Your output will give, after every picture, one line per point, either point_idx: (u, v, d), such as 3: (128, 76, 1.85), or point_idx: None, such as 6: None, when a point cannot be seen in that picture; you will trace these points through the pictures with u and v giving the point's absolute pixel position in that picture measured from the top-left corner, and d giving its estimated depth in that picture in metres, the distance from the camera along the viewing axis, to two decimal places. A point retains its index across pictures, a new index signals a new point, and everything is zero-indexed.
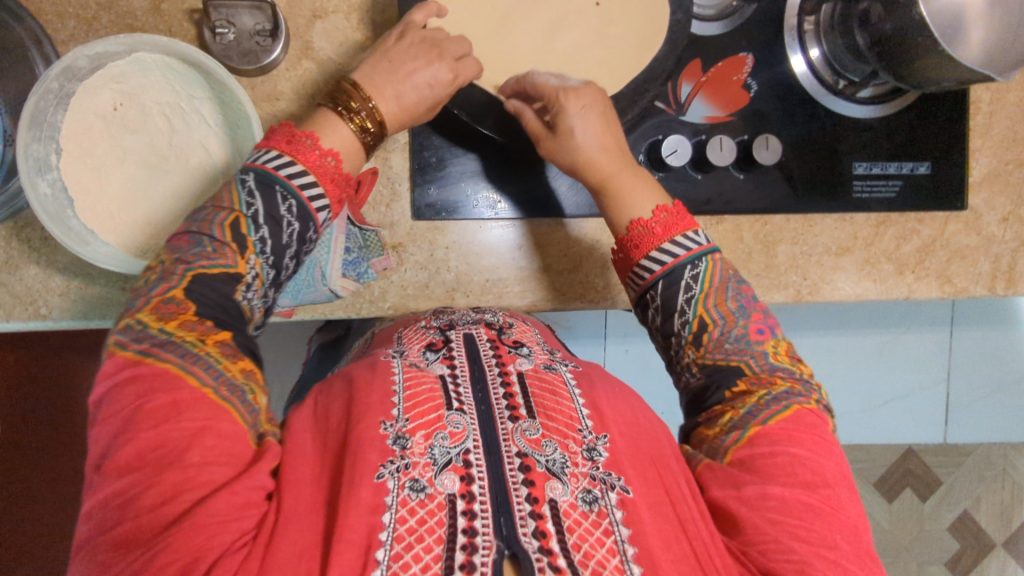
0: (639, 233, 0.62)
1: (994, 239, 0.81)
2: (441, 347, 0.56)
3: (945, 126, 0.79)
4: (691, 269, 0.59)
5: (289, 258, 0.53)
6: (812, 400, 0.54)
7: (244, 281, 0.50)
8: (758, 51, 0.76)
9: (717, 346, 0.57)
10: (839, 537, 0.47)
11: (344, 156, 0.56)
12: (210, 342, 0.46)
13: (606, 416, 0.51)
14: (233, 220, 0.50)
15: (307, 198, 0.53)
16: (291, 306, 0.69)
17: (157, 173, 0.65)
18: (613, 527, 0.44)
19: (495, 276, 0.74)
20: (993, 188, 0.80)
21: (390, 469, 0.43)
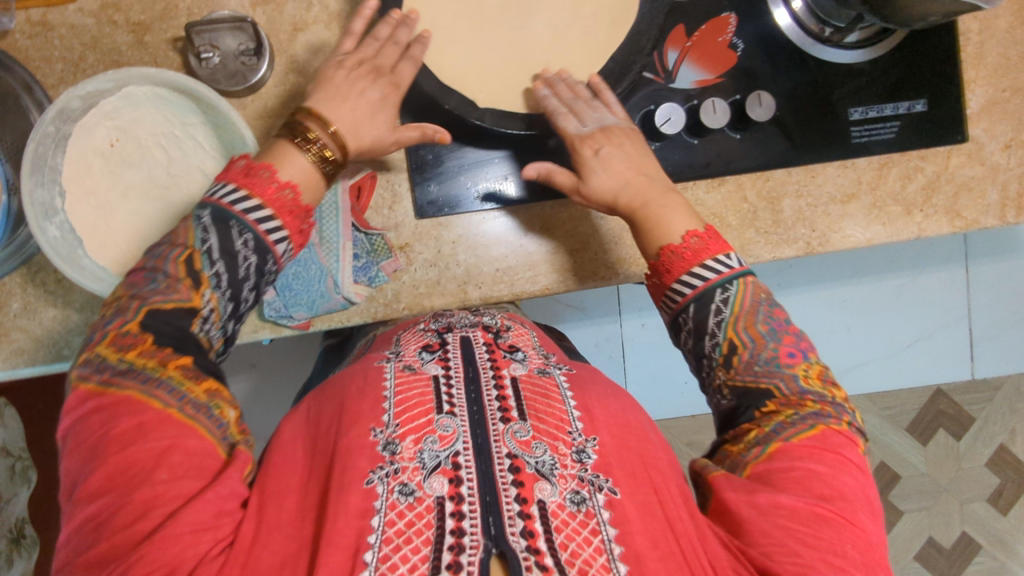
0: (670, 258, 0.62)
1: (998, 168, 0.80)
2: (436, 348, 0.57)
3: (937, 60, 0.78)
4: (722, 292, 0.59)
5: (249, 289, 0.54)
6: (841, 422, 0.54)
7: (199, 314, 0.52)
8: (740, 10, 0.75)
9: (747, 368, 0.57)
10: (849, 547, 0.48)
11: (304, 187, 0.57)
12: (171, 366, 0.48)
13: (597, 418, 0.53)
14: (187, 256, 0.52)
15: (263, 232, 0.54)
16: (306, 317, 0.70)
17: (161, 204, 0.66)
18: (600, 526, 0.46)
19: (505, 266, 0.74)
20: (993, 117, 0.80)
21: (379, 476, 0.46)
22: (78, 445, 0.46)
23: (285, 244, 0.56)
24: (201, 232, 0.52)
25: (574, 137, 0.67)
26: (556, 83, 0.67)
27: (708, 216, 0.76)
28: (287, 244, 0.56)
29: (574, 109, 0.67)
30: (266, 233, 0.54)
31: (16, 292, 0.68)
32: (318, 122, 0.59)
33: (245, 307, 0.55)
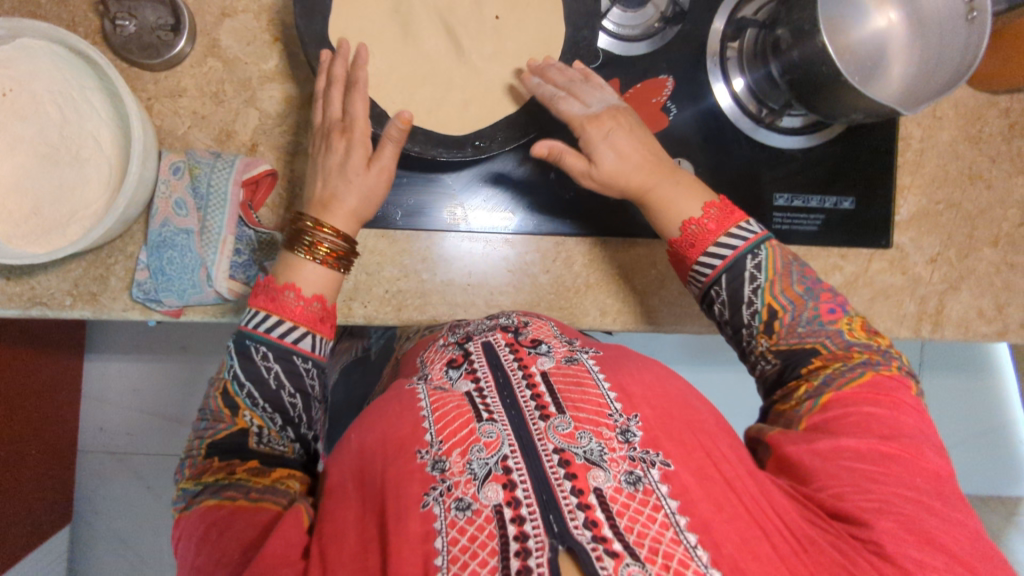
0: (694, 232, 0.59)
1: (921, 280, 0.78)
2: (462, 362, 0.53)
3: (871, 160, 0.77)
4: (753, 259, 0.56)
5: (290, 397, 0.55)
6: (892, 367, 0.53)
7: (253, 430, 0.54)
8: (680, 75, 0.75)
9: (792, 332, 0.55)
10: (918, 479, 0.46)
11: (305, 284, 0.56)
12: (238, 471, 0.51)
13: (634, 395, 0.48)
14: (222, 387, 0.55)
15: (277, 338, 0.54)
16: (178, 306, 0.67)
17: (48, 164, 0.63)
18: (661, 501, 0.42)
19: (396, 288, 0.73)
20: (921, 228, 0.79)
21: (433, 497, 0.42)
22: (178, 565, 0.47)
23: (311, 337, 0.56)
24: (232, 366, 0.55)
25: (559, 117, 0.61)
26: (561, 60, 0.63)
27: (612, 273, 0.75)
28: (313, 336, 0.56)
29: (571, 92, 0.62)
30: (280, 337, 0.55)
31: None
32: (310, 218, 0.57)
33: (297, 412, 0.55)
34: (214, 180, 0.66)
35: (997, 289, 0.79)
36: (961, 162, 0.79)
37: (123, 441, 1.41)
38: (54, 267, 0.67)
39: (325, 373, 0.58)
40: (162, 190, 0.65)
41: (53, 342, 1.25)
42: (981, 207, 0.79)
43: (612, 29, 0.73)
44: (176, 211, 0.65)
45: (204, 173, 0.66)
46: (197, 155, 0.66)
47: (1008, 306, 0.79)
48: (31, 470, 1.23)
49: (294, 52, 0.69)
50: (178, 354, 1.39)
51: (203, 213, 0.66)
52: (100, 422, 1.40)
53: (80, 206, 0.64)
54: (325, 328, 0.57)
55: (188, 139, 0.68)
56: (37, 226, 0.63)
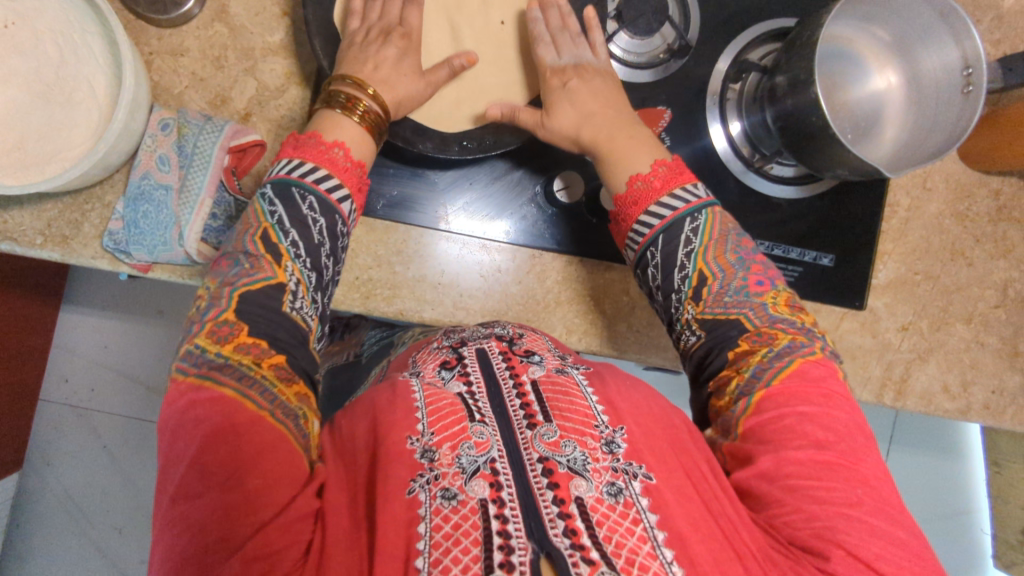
0: (638, 188, 0.59)
1: (889, 346, 0.78)
2: (455, 365, 0.52)
3: (856, 221, 0.78)
4: (691, 222, 0.57)
5: (325, 257, 0.54)
6: (816, 349, 0.55)
7: (289, 290, 0.51)
8: (677, 108, 0.76)
9: (720, 299, 0.56)
10: (861, 492, 0.47)
11: (354, 144, 0.56)
12: (264, 365, 0.48)
13: (621, 409, 0.49)
14: (261, 233, 0.52)
15: (325, 191, 0.54)
16: (147, 261, 0.67)
17: (39, 101, 0.64)
18: (641, 515, 0.42)
19: (367, 276, 0.72)
20: (897, 294, 0.79)
21: (420, 484, 0.43)
22: (178, 446, 0.44)
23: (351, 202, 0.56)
24: (272, 211, 0.52)
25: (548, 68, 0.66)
26: (549, 8, 0.67)
27: (583, 293, 0.76)
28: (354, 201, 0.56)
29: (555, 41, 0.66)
30: (329, 192, 0.54)
31: None
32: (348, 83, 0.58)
33: (326, 276, 0.55)
34: (200, 141, 0.65)
35: (964, 367, 0.79)
36: (945, 236, 0.80)
37: (86, 397, 1.40)
38: (29, 203, 0.67)
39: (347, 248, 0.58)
40: (148, 144, 0.66)
41: (32, 285, 1.24)
42: (959, 283, 0.80)
43: (620, 56, 0.74)
44: (158, 167, 0.66)
45: (192, 133, 0.66)
46: (187, 114, 0.67)
47: (973, 385, 0.79)
48: None
49: (301, 30, 0.70)
50: (155, 317, 1.39)
51: (185, 172, 0.66)
52: (65, 374, 1.39)
53: (64, 148, 0.65)
54: (358, 200, 0.57)
55: (182, 98, 0.69)
56: (17, 158, 0.63)
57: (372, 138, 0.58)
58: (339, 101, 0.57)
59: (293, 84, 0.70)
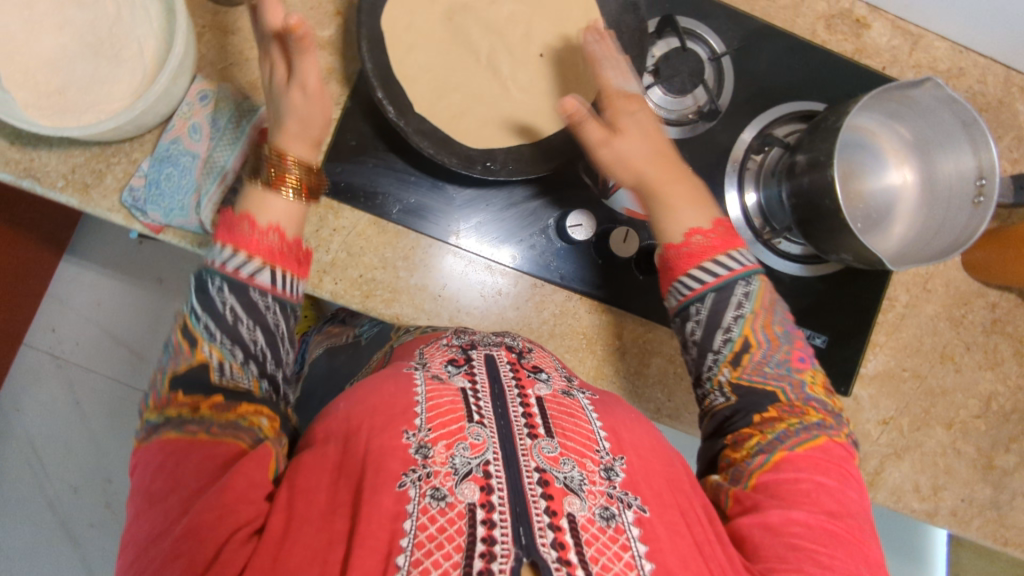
0: (698, 241, 0.60)
1: (867, 437, 0.79)
2: (463, 363, 0.54)
3: (855, 309, 0.79)
4: (745, 286, 0.58)
5: (247, 329, 0.53)
6: (841, 434, 0.56)
7: (213, 364, 0.51)
8: (699, 169, 0.78)
9: (759, 368, 0.58)
10: (861, 567, 0.49)
11: (280, 220, 0.56)
12: (205, 407, 0.49)
13: (623, 440, 0.51)
14: (182, 323, 0.53)
15: (233, 272, 0.53)
16: (161, 223, 0.68)
17: (88, 52, 0.66)
18: (630, 542, 0.44)
19: (371, 276, 0.73)
20: (882, 387, 0.80)
21: (411, 479, 0.44)
22: (134, 485, 0.47)
23: (269, 271, 0.54)
24: (192, 303, 0.53)
25: (616, 94, 0.64)
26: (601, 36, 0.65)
27: (577, 331, 0.76)
28: (271, 269, 0.54)
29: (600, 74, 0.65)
30: (237, 270, 0.53)
31: None
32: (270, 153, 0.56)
33: (257, 347, 0.53)
34: (234, 118, 0.68)
35: (937, 471, 0.80)
36: (938, 339, 0.81)
37: (69, 348, 1.40)
38: (58, 146, 0.68)
39: (289, 312, 0.56)
40: (183, 111, 0.67)
41: (35, 228, 1.26)
42: (945, 387, 0.80)
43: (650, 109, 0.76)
44: (189, 134, 0.67)
45: (229, 109, 0.68)
46: (227, 89, 0.69)
47: (943, 490, 0.80)
48: None
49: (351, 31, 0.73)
50: (153, 285, 1.41)
51: (212, 144, 0.68)
52: (54, 323, 1.40)
53: (102, 101, 0.66)
54: (288, 263, 0.56)
55: (228, 73, 0.70)
56: (58, 102, 0.65)
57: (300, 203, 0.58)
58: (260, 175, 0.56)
59: (333, 79, 0.72)
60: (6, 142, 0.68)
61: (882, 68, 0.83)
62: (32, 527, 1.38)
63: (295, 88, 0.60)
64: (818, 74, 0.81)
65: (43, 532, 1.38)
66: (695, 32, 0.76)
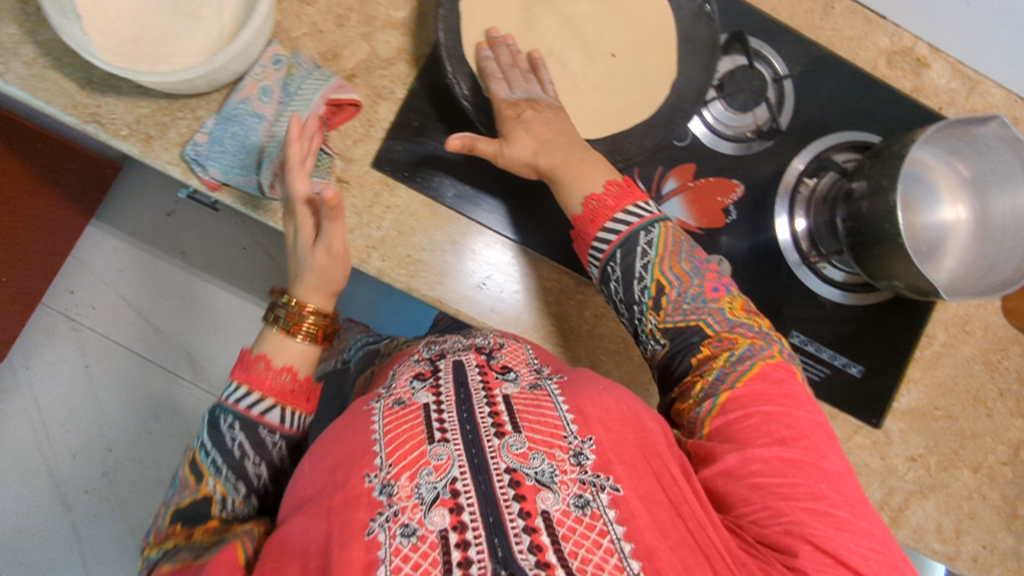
0: (594, 207, 0.62)
1: (894, 472, 0.78)
2: (428, 376, 0.54)
3: (892, 341, 0.79)
4: (646, 235, 0.60)
5: (252, 463, 0.58)
6: (773, 352, 0.59)
7: (215, 497, 0.56)
8: (752, 187, 0.78)
9: (679, 305, 0.60)
10: (823, 486, 0.51)
11: (298, 364, 0.62)
12: (200, 534, 0.54)
13: (590, 418, 0.51)
14: (189, 458, 0.58)
15: (245, 408, 0.58)
16: (218, 181, 0.68)
17: (169, 7, 0.67)
18: (607, 527, 0.45)
19: (417, 258, 0.72)
20: (914, 424, 0.79)
21: (380, 523, 0.44)
22: None
23: (278, 410, 0.59)
24: (202, 437, 0.58)
25: (502, 101, 0.65)
26: (499, 46, 0.67)
27: (616, 334, 0.76)
28: (281, 408, 0.60)
29: (507, 77, 0.66)
30: (249, 408, 0.58)
31: None
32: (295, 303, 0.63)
33: (259, 482, 0.59)
34: (304, 84, 0.68)
35: (961, 514, 0.79)
36: (972, 381, 0.80)
37: (84, 312, 1.39)
38: (126, 96, 0.69)
39: (292, 446, 0.61)
40: (256, 73, 0.68)
41: (66, 186, 1.27)
42: (975, 430, 0.80)
43: (709, 123, 0.77)
44: (259, 96, 0.68)
45: (300, 75, 0.69)
46: (300, 57, 0.69)
47: (966, 534, 0.79)
48: None
49: (425, 14, 0.74)
50: (175, 258, 1.41)
51: (282, 108, 0.68)
52: (72, 286, 1.39)
53: (176, 54, 0.67)
54: (297, 401, 0.61)
55: (297, 43, 0.71)
56: (133, 50, 0.66)
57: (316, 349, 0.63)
58: (281, 321, 0.63)
59: (401, 60, 0.73)
60: (77, 87, 0.68)
61: (939, 107, 0.83)
62: (25, 485, 1.33)
63: (320, 248, 0.62)
64: (878, 106, 0.81)
65: (35, 494, 1.33)
66: (761, 53, 0.77)
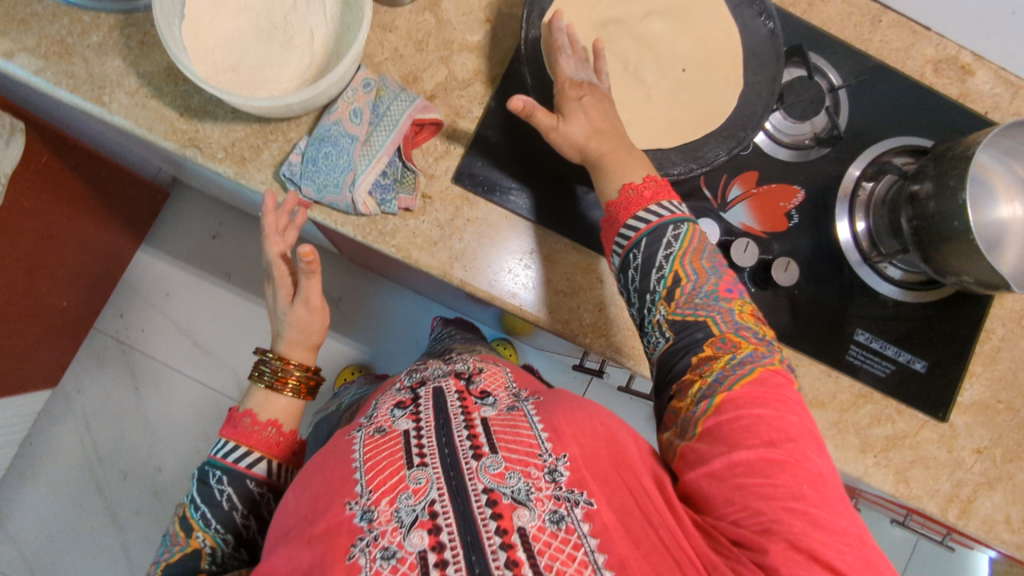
0: (629, 195, 0.64)
1: (961, 465, 0.79)
2: (409, 404, 0.59)
3: (953, 337, 0.82)
4: (674, 228, 0.63)
5: (240, 518, 0.64)
6: (776, 360, 0.60)
7: (204, 551, 0.61)
8: (811, 191, 0.81)
9: (691, 300, 0.61)
10: (805, 486, 0.52)
11: (283, 417, 0.70)
12: None
13: (564, 435, 0.55)
14: (180, 517, 0.64)
15: (235, 463, 0.65)
16: (312, 200, 0.72)
17: (263, 36, 0.71)
18: (581, 540, 0.49)
19: (496, 267, 0.75)
20: (977, 417, 0.81)
21: (360, 548, 0.48)
22: None
23: (264, 463, 0.66)
24: (193, 493, 0.65)
25: (566, 79, 0.69)
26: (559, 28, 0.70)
27: None
28: (266, 460, 0.66)
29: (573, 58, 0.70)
30: (236, 461, 0.65)
31: (104, 30, 0.72)
32: (277, 360, 0.71)
33: (249, 533, 0.64)
34: (393, 105, 0.72)
35: None
36: None
37: (134, 335, 1.42)
38: (223, 121, 0.73)
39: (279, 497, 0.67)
40: (348, 95, 0.71)
41: (123, 212, 1.31)
42: None
43: (769, 130, 0.81)
44: (350, 117, 0.71)
45: (388, 97, 0.72)
46: (388, 80, 0.73)
47: None
48: (55, 318, 1.25)
49: (499, 37, 0.78)
50: (220, 279, 1.44)
51: (372, 129, 0.72)
52: (122, 310, 1.42)
53: (271, 81, 0.70)
54: (280, 451, 0.68)
55: (381, 67, 0.76)
56: (230, 77, 0.69)
57: (299, 400, 0.72)
58: (266, 378, 0.71)
59: (478, 81, 0.77)
60: (176, 114, 0.72)
61: (985, 111, 0.86)
62: (76, 508, 1.35)
63: (300, 305, 0.71)
64: (928, 111, 0.84)
65: (88, 515, 1.35)
66: (818, 66, 0.82)
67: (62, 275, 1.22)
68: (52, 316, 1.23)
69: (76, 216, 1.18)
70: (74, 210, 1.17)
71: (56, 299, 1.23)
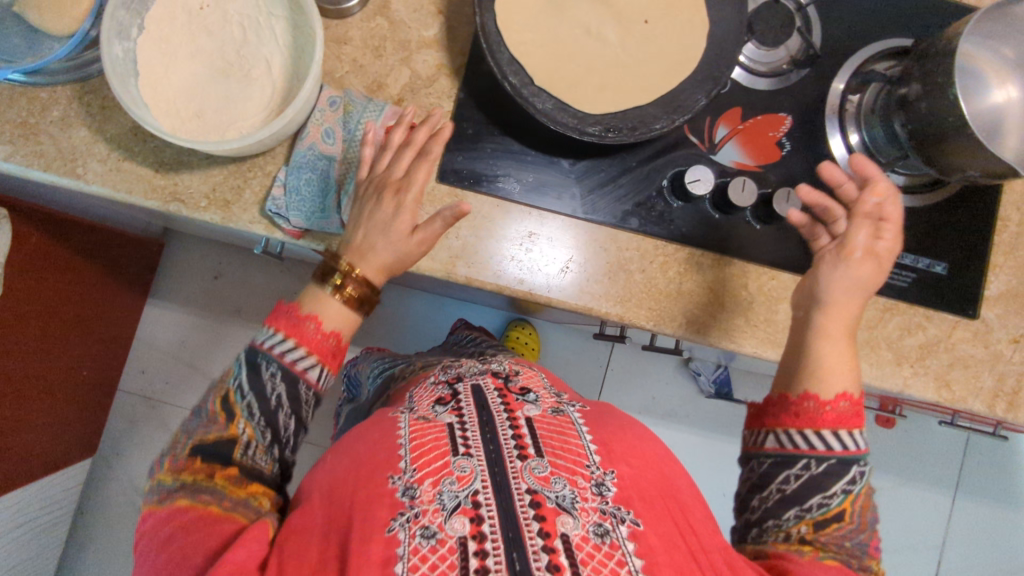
0: (832, 405, 0.59)
1: (1000, 357, 0.79)
2: (449, 401, 0.62)
3: (968, 234, 0.80)
4: (863, 466, 0.58)
5: (283, 416, 0.60)
6: None
7: (241, 440, 0.58)
8: (798, 115, 0.80)
9: (838, 544, 0.56)
10: None
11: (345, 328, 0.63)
12: (220, 476, 0.57)
13: (614, 452, 0.58)
14: (222, 394, 0.59)
15: (289, 360, 0.59)
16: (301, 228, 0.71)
17: (220, 76, 0.69)
18: (625, 557, 0.50)
19: (496, 256, 0.75)
20: (1009, 306, 0.80)
21: (400, 522, 0.50)
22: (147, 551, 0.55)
23: (317, 368, 0.61)
24: (240, 375, 0.60)
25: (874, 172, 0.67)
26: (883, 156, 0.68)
27: (704, 287, 0.77)
28: (321, 367, 0.61)
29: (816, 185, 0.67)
30: (292, 359, 0.60)
31: (62, 104, 0.72)
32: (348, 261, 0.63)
33: (286, 435, 0.61)
34: (363, 118, 0.71)
35: None
36: None
37: (159, 387, 1.43)
38: (199, 168, 0.72)
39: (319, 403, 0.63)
40: (316, 117, 0.71)
41: (122, 270, 1.30)
42: None
43: (745, 63, 0.79)
44: (324, 138, 0.71)
45: (357, 111, 0.72)
46: (353, 94, 0.72)
47: None
48: (79, 388, 1.26)
49: (454, 27, 0.77)
50: (231, 317, 1.44)
51: (347, 146, 0.71)
52: (142, 365, 1.43)
53: (238, 118, 0.69)
54: (334, 364, 0.63)
55: (343, 81, 0.75)
56: (197, 124, 0.68)
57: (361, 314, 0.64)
58: (331, 283, 0.63)
59: (443, 75, 0.76)
60: (151, 171, 0.72)
61: None
62: None
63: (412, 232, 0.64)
64: (903, 9, 0.82)
65: None
66: None
67: (78, 341, 1.23)
68: (75, 385, 1.25)
69: (76, 285, 1.18)
70: (76, 279, 1.17)
71: (76, 367, 1.24)
